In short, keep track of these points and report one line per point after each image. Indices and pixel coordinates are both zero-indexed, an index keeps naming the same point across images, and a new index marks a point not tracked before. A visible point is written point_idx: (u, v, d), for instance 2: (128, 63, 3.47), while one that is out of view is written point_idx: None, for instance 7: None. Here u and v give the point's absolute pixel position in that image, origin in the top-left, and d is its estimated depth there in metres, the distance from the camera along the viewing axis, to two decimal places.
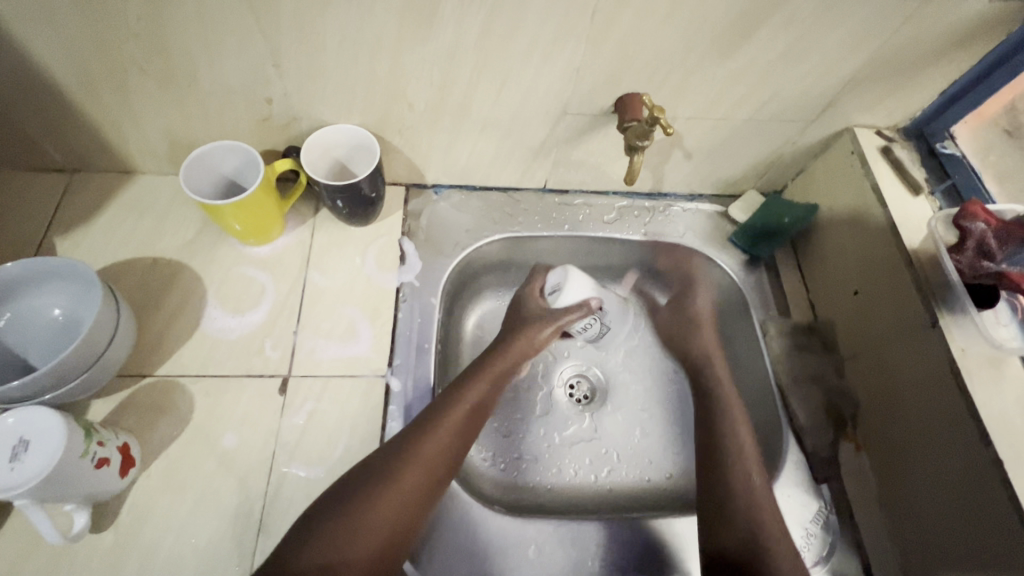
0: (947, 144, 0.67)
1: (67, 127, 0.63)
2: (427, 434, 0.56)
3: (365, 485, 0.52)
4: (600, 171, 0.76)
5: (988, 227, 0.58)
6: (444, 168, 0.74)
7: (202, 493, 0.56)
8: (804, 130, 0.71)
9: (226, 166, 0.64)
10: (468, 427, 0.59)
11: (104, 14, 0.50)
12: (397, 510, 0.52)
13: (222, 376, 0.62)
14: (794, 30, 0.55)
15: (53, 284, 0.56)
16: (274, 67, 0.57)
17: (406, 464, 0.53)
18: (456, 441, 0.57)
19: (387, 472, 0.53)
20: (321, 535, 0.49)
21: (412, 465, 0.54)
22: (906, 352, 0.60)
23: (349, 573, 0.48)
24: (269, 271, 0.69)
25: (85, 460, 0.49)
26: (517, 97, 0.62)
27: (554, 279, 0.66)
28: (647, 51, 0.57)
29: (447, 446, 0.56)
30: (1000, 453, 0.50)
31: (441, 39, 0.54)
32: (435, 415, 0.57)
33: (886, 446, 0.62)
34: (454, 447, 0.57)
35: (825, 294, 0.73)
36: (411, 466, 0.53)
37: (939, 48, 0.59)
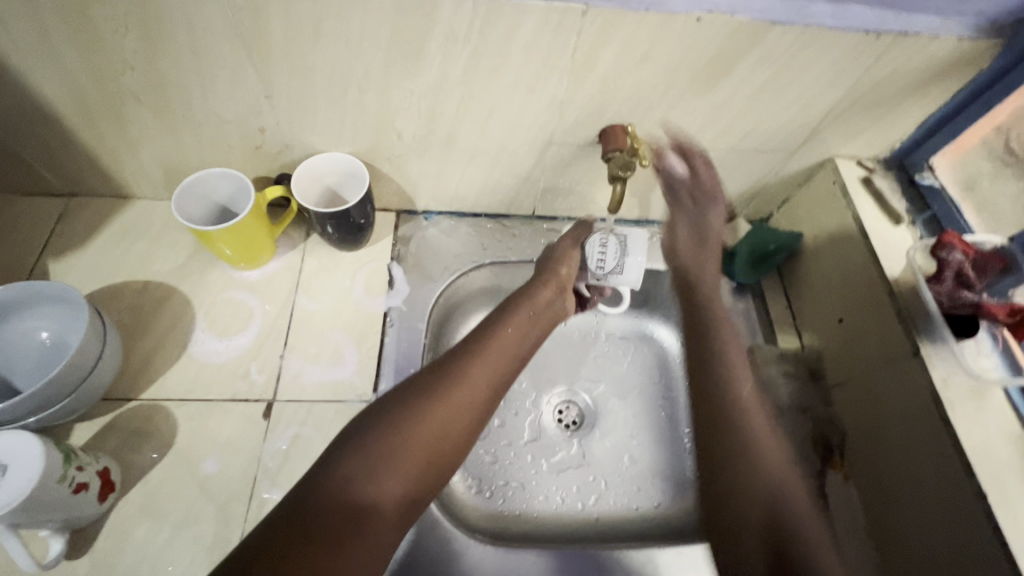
0: (925, 174, 0.70)
1: (65, 154, 0.65)
2: (469, 364, 0.54)
3: (406, 406, 0.50)
4: (587, 199, 0.78)
5: (965, 257, 0.59)
6: (433, 194, 0.75)
7: (181, 519, 0.56)
8: (787, 160, 0.72)
9: (219, 193, 0.66)
10: (510, 366, 0.57)
11: (103, 48, 0.52)
12: (442, 432, 0.50)
13: (207, 400, 0.62)
14: (770, 65, 0.57)
15: (42, 308, 0.57)
16: (267, 98, 0.59)
17: (450, 390, 0.51)
18: (499, 377, 0.55)
19: (429, 395, 0.51)
20: (357, 453, 0.46)
21: (457, 393, 0.52)
22: (888, 381, 0.61)
23: (389, 492, 0.45)
24: (259, 294, 0.70)
25: (64, 485, 0.49)
26: (504, 127, 0.64)
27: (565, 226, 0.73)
28: (628, 85, 0.59)
29: (490, 380, 0.54)
30: (983, 485, 0.51)
31: (428, 74, 0.56)
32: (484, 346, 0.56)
33: (873, 477, 0.62)
34: (495, 383, 0.55)
35: (811, 321, 0.74)
36: (455, 395, 0.51)
37: (913, 83, 0.60)
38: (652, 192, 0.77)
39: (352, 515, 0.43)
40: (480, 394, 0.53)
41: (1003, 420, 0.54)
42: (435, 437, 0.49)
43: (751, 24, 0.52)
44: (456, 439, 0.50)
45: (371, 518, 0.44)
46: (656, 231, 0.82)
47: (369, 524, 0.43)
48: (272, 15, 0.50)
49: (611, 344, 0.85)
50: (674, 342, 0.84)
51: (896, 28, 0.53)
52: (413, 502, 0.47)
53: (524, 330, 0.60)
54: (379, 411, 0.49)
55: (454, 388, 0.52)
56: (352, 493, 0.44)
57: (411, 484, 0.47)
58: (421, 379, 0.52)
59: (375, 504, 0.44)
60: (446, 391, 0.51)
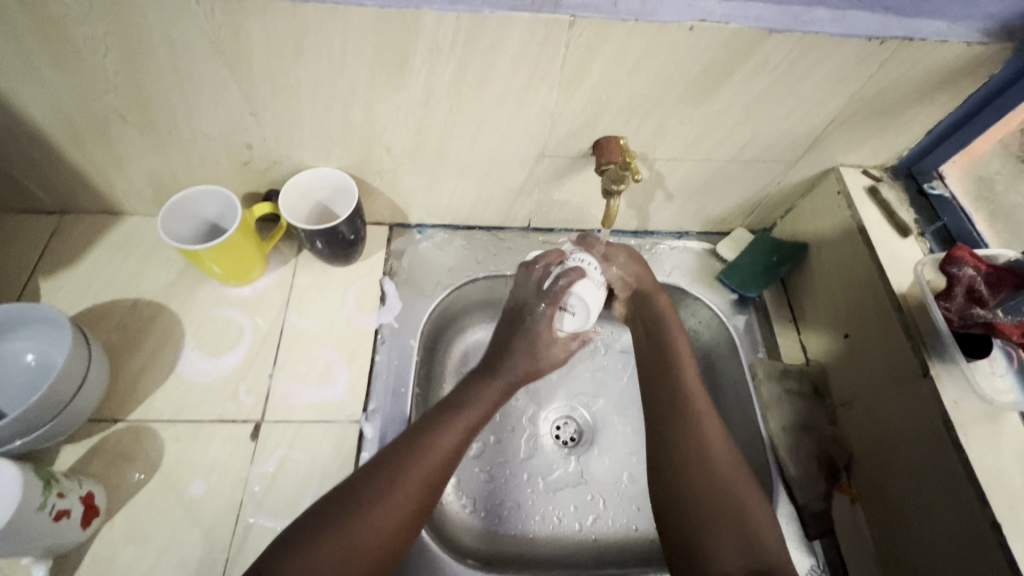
0: (936, 184, 0.66)
1: (55, 172, 0.65)
2: (428, 440, 0.54)
3: (357, 496, 0.49)
4: (584, 211, 0.76)
5: (977, 271, 0.56)
6: (426, 208, 0.74)
7: (166, 544, 0.55)
8: (789, 169, 0.70)
9: (207, 210, 0.65)
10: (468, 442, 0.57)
11: (84, 68, 0.51)
12: (393, 522, 0.49)
13: (195, 422, 0.61)
14: (768, 74, 0.55)
15: (28, 329, 0.57)
16: (252, 115, 0.58)
17: (404, 472, 0.51)
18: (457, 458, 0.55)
19: (383, 479, 0.50)
20: (306, 548, 0.46)
21: (411, 472, 0.51)
22: (897, 401, 0.58)
23: None
24: (249, 311, 0.69)
25: (43, 513, 0.48)
26: (493, 141, 0.62)
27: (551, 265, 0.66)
28: (620, 96, 0.57)
29: (448, 456, 0.54)
30: (998, 516, 0.48)
31: (413, 88, 0.55)
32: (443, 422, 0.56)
33: (882, 501, 0.59)
34: (452, 464, 0.54)
35: (816, 336, 0.71)
36: (410, 476, 0.51)
37: (919, 90, 0.58)
38: (650, 204, 0.75)
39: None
40: (437, 472, 0.53)
41: (1019, 445, 0.51)
42: (388, 523, 0.49)
43: (747, 32, 0.50)
44: (410, 522, 0.50)
45: None
46: (654, 242, 0.80)
47: None
48: (252, 33, 0.49)
49: (610, 358, 0.83)
50: None
51: (900, 33, 0.51)
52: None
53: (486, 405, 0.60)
54: (332, 502, 0.49)
55: (407, 468, 0.52)
56: None
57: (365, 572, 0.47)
58: (377, 461, 0.52)
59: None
60: (400, 478, 0.51)
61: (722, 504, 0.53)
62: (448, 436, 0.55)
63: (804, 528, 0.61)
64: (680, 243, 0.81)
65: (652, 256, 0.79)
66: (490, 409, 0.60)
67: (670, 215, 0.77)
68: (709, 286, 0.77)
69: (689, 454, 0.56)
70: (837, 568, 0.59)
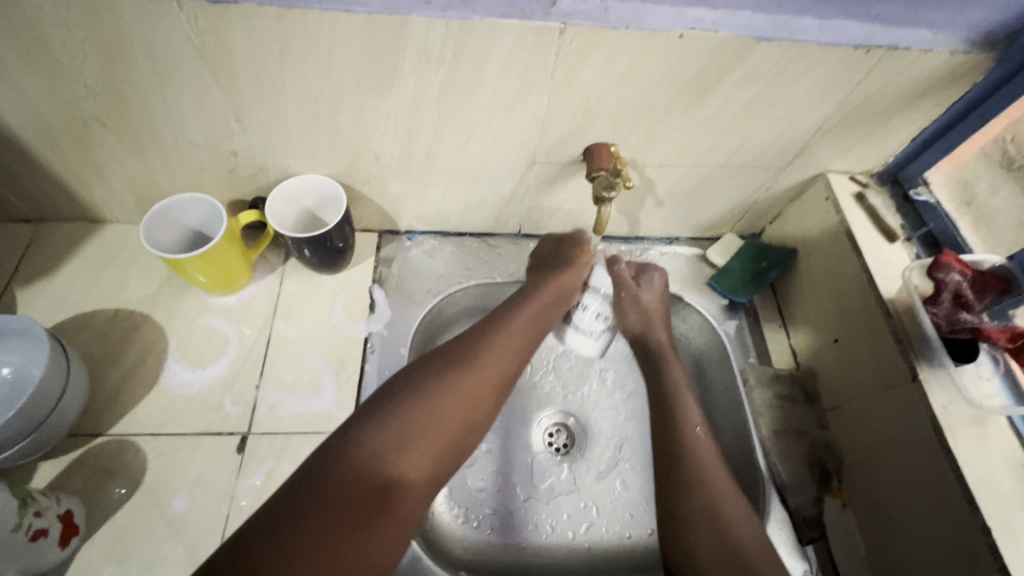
0: (920, 191, 0.67)
1: (32, 180, 0.63)
2: (486, 351, 0.55)
3: (424, 388, 0.51)
4: (575, 217, 0.76)
5: (963, 277, 0.57)
6: (415, 215, 0.73)
7: (148, 562, 0.53)
8: (777, 176, 0.70)
9: (191, 218, 0.64)
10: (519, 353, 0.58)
11: (63, 74, 0.50)
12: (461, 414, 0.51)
13: (179, 435, 0.60)
14: (756, 82, 0.55)
15: (4, 342, 0.55)
16: (238, 121, 0.57)
17: (468, 375, 0.53)
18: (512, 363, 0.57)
19: (448, 379, 0.52)
20: (379, 426, 0.47)
21: (477, 377, 0.53)
22: (886, 405, 0.58)
23: (406, 481, 0.46)
24: (235, 320, 0.68)
25: (18, 533, 0.46)
26: (483, 148, 0.62)
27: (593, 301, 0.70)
28: (610, 103, 0.57)
29: (504, 368, 0.56)
30: (988, 520, 0.48)
31: (402, 95, 0.54)
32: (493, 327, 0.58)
33: (872, 506, 0.59)
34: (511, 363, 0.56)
35: (806, 341, 0.71)
36: (471, 380, 0.52)
37: (905, 97, 0.58)
38: (640, 210, 0.75)
39: (377, 490, 0.44)
40: (495, 380, 0.54)
41: (1006, 450, 0.52)
42: (455, 423, 0.50)
43: (736, 40, 0.50)
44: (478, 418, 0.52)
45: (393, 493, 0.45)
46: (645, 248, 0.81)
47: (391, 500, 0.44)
48: (237, 38, 0.48)
49: (601, 363, 0.83)
50: None
51: (885, 42, 0.52)
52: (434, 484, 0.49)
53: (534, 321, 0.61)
54: (397, 391, 0.50)
55: (474, 372, 0.53)
56: (376, 469, 0.45)
57: (434, 466, 0.48)
58: (441, 360, 0.53)
59: (400, 479, 0.46)
60: (465, 374, 0.53)
61: (693, 478, 0.54)
62: (501, 348, 0.56)
63: (796, 533, 0.61)
64: (671, 248, 0.81)
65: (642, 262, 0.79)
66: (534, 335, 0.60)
67: (660, 220, 0.77)
68: (700, 292, 0.77)
69: (691, 472, 0.55)
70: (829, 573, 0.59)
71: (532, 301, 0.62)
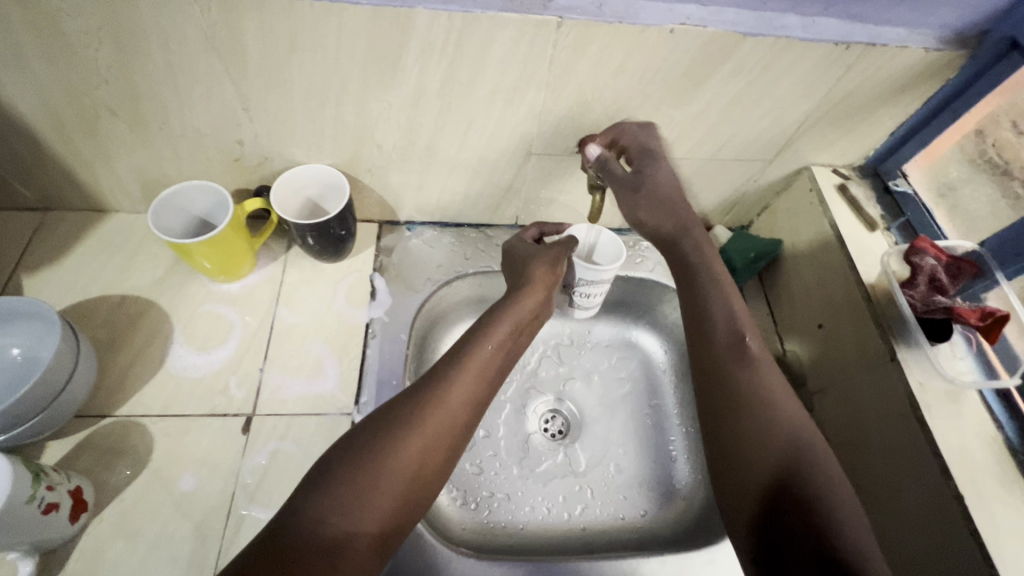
0: (900, 182, 0.71)
1: (39, 168, 0.64)
2: (442, 394, 0.53)
3: (378, 435, 0.49)
4: (570, 209, 0.78)
5: (937, 261, 0.61)
6: (415, 205, 0.75)
7: (156, 538, 0.55)
8: (764, 169, 0.73)
9: (197, 206, 0.65)
10: (486, 383, 0.56)
11: (76, 62, 0.52)
12: (416, 463, 0.49)
13: (185, 417, 0.61)
14: (744, 77, 0.58)
15: (14, 324, 0.57)
16: (245, 111, 0.58)
17: (422, 423, 0.50)
18: (477, 397, 0.55)
19: (401, 429, 0.49)
20: (326, 490, 0.45)
21: (429, 427, 0.50)
22: (867, 385, 0.61)
23: (358, 539, 0.44)
24: (239, 307, 0.69)
25: (33, 505, 0.47)
26: (483, 139, 0.64)
27: (592, 289, 0.67)
28: (605, 96, 0.59)
29: (462, 412, 0.53)
30: (961, 488, 0.51)
31: (405, 86, 0.57)
32: (457, 361, 0.56)
33: (855, 483, 0.62)
34: (474, 400, 0.55)
35: (792, 327, 0.74)
36: (428, 426, 0.50)
37: (883, 93, 0.61)
38: None
39: (326, 554, 0.42)
40: (451, 425, 0.52)
41: (978, 425, 0.55)
42: (408, 473, 0.48)
43: (723, 36, 0.53)
44: (433, 470, 0.50)
45: (344, 553, 0.43)
46: (638, 240, 0.84)
47: (343, 560, 0.43)
48: (247, 28, 0.50)
49: (595, 351, 0.85)
50: (656, 348, 0.85)
51: (864, 39, 0.55)
52: (388, 542, 0.47)
53: (505, 340, 0.60)
54: (352, 443, 0.49)
55: (429, 420, 0.51)
56: (320, 532, 0.43)
57: (390, 519, 0.47)
58: (391, 411, 0.51)
59: (351, 541, 0.44)
60: (425, 415, 0.51)
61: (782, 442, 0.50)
62: (464, 381, 0.54)
63: None
64: None
65: (635, 253, 0.82)
66: (496, 363, 0.58)
67: None
68: None
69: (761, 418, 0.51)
70: None
71: (494, 333, 0.59)
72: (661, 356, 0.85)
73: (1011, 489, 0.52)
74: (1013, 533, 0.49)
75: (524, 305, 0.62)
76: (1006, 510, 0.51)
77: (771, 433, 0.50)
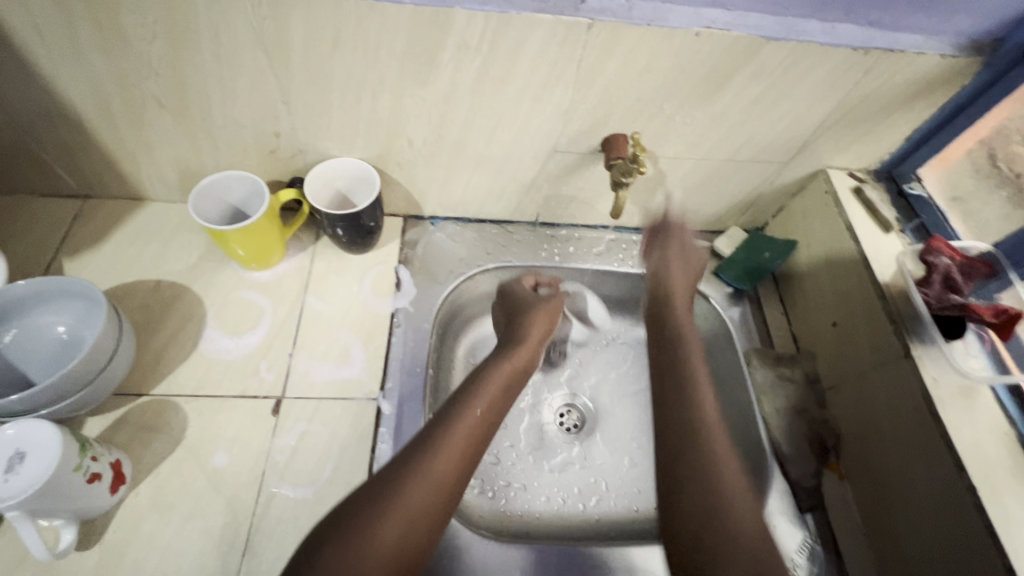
0: (913, 185, 0.73)
1: (84, 156, 0.67)
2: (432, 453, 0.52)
3: (372, 498, 0.48)
4: (589, 207, 0.80)
5: (951, 261, 0.62)
6: (439, 200, 0.78)
7: (190, 512, 0.56)
8: (781, 171, 0.75)
9: (233, 195, 0.68)
10: (475, 442, 0.55)
11: (130, 54, 0.54)
12: (410, 523, 0.47)
13: (217, 397, 0.63)
14: (765, 79, 0.60)
15: (59, 302, 0.59)
16: (284, 104, 0.61)
17: (428, 464, 0.51)
18: (466, 456, 0.54)
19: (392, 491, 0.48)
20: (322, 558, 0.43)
21: (435, 467, 0.51)
22: (882, 382, 0.63)
23: None
24: (268, 294, 0.71)
25: (78, 473, 0.49)
26: (509, 136, 0.67)
27: None
28: (630, 96, 0.62)
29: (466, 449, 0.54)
30: (974, 480, 0.52)
31: (439, 83, 0.59)
32: (448, 421, 0.55)
33: (869, 477, 0.64)
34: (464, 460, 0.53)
35: (806, 326, 0.76)
36: (418, 486, 0.49)
37: (900, 98, 0.63)
38: (650, 201, 0.79)
39: None
40: (442, 485, 0.50)
41: (991, 420, 0.56)
42: (415, 511, 0.48)
43: (747, 39, 0.55)
44: (440, 512, 0.50)
45: None
46: None
47: None
48: (293, 24, 0.52)
49: (610, 349, 0.87)
50: None
51: (882, 45, 0.57)
52: None
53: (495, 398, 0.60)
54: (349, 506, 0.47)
55: (433, 460, 0.51)
56: None
57: (398, 557, 0.46)
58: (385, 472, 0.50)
59: None
60: (416, 475, 0.50)
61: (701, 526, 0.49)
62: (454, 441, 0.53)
63: (796, 502, 0.65)
64: None
65: None
66: (484, 425, 0.57)
67: None
68: (706, 280, 0.81)
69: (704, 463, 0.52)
70: (827, 539, 0.63)
71: (495, 378, 0.62)
72: None
73: None
74: None
75: (520, 352, 0.66)
76: (1019, 502, 0.52)
77: (740, 516, 0.49)
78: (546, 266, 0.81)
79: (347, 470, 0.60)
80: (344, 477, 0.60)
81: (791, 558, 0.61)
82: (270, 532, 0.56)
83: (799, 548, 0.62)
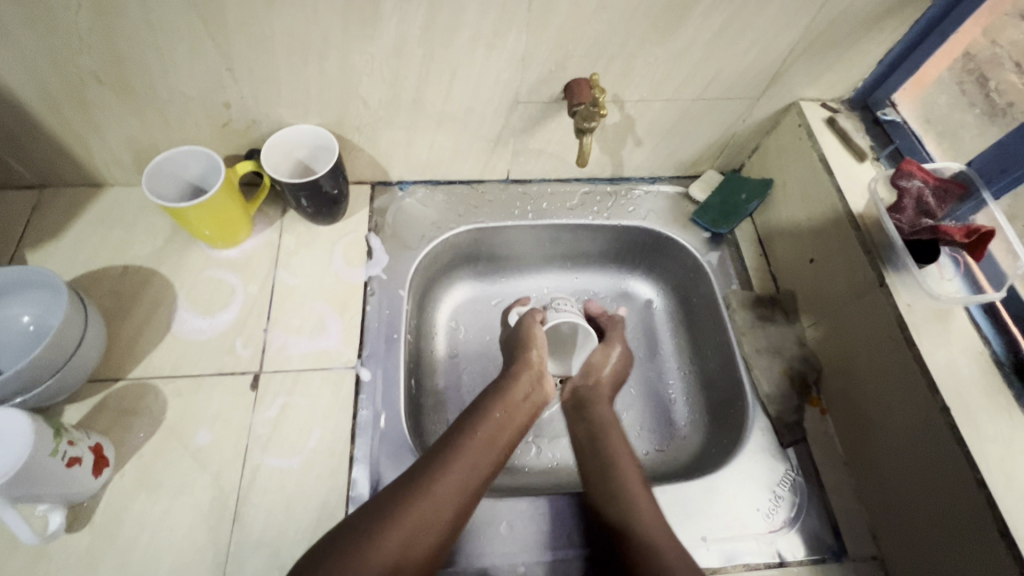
0: (888, 111, 0.71)
1: (29, 143, 0.65)
2: (432, 479, 0.53)
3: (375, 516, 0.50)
4: (559, 159, 0.79)
5: (924, 184, 0.62)
6: (406, 164, 0.76)
7: (176, 488, 0.57)
8: (753, 107, 0.73)
9: (190, 171, 0.66)
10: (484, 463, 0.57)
11: (57, 29, 0.52)
12: (405, 543, 0.49)
13: (194, 377, 0.63)
14: (727, 7, 0.57)
15: (22, 292, 0.58)
16: (229, 71, 0.59)
17: (409, 509, 0.50)
18: (471, 482, 0.54)
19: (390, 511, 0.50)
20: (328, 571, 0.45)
21: (414, 514, 0.50)
22: (859, 313, 0.63)
23: None
24: (238, 272, 0.70)
25: (56, 458, 0.49)
26: (468, 90, 0.64)
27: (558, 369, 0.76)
28: (586, 37, 0.59)
29: (443, 515, 0.52)
30: (947, 401, 0.53)
31: (386, 37, 0.57)
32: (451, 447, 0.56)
33: (848, 408, 0.64)
34: (466, 486, 0.54)
35: (786, 266, 0.75)
36: (418, 508, 0.51)
37: (869, 18, 0.61)
38: (622, 149, 0.77)
39: None
40: (436, 512, 0.51)
41: (964, 341, 0.56)
42: (417, 529, 0.50)
43: None
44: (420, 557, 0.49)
45: None
46: (630, 188, 0.83)
47: None
48: None
49: None
50: (650, 296, 0.86)
51: None
52: None
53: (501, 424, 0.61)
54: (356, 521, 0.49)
55: (396, 528, 0.49)
56: None
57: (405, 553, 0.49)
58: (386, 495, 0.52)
59: None
60: (411, 499, 0.51)
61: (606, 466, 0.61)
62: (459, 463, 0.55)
63: (778, 438, 0.65)
64: (654, 187, 0.84)
65: (627, 201, 0.82)
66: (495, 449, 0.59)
67: (643, 160, 0.80)
68: (684, 227, 0.80)
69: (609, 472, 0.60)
70: (809, 470, 0.64)
71: (455, 461, 0.55)
72: (657, 304, 0.86)
73: (996, 398, 0.53)
74: (998, 440, 0.51)
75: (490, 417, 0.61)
76: (991, 419, 0.52)
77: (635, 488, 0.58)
78: (521, 224, 0.79)
79: (330, 438, 0.61)
80: (327, 444, 0.61)
81: (772, 490, 0.62)
82: (258, 502, 0.57)
83: (780, 481, 0.63)
